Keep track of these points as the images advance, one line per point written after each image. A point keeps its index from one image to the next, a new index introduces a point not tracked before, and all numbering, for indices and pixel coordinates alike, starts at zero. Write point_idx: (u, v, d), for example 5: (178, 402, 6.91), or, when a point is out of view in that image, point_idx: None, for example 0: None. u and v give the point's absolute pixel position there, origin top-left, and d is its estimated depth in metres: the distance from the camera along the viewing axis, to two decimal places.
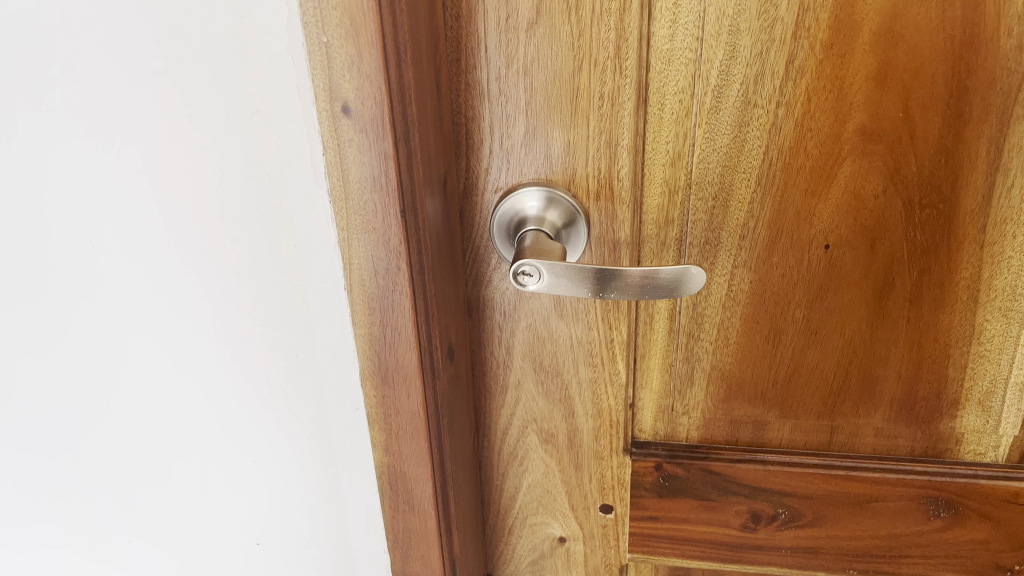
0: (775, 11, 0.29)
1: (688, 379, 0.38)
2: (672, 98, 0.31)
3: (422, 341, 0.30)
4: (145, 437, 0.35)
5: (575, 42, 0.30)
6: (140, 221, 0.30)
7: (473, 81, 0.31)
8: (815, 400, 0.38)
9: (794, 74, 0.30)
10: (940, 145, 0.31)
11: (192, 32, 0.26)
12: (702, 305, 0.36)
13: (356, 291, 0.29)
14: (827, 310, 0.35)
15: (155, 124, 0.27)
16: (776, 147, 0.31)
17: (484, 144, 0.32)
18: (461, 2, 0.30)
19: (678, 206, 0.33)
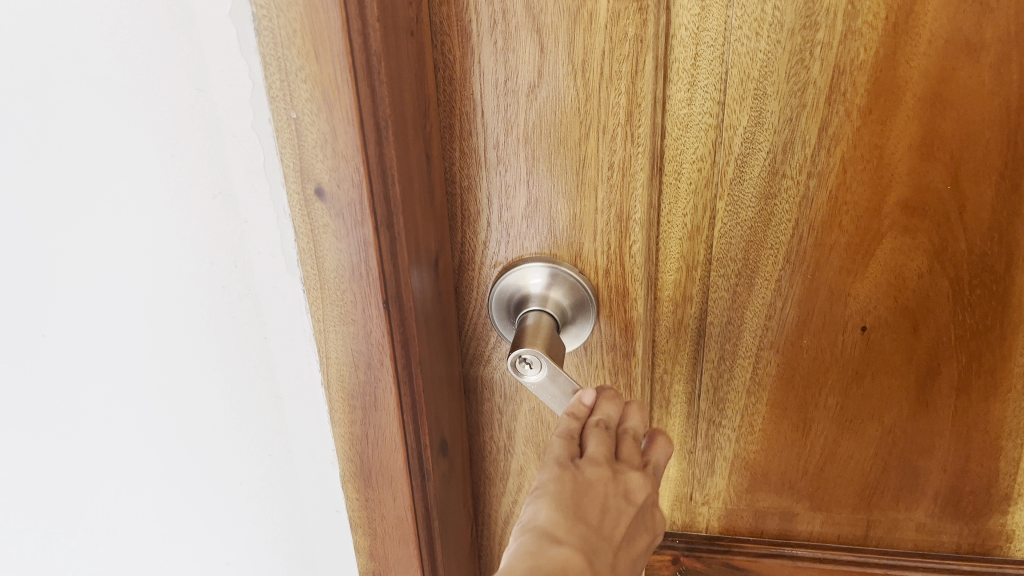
0: (806, 73, 0.25)
1: (708, 467, 0.34)
2: (689, 167, 0.28)
3: (410, 442, 0.27)
4: (102, 538, 0.32)
5: (581, 107, 0.26)
6: (88, 310, 0.27)
7: (469, 149, 0.28)
8: (849, 492, 0.34)
9: (827, 143, 0.27)
10: (994, 222, 0.27)
11: (143, 108, 0.23)
12: (724, 388, 0.32)
13: (334, 386, 0.26)
14: (864, 397, 0.32)
15: (107, 205, 0.25)
16: (807, 222, 0.28)
17: (481, 215, 0.29)
18: (454, 63, 0.26)
19: (696, 283, 0.30)
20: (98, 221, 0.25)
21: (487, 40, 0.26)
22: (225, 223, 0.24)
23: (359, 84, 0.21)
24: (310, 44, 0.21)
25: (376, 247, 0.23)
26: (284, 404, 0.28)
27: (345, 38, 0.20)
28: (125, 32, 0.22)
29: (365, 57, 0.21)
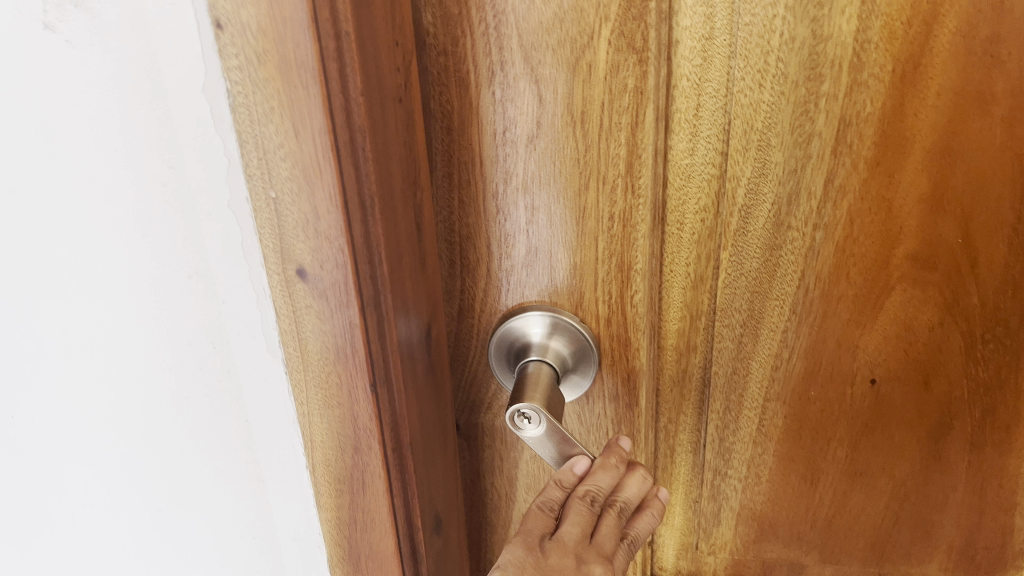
0: (811, 125, 0.25)
1: (714, 517, 0.34)
2: (692, 218, 0.27)
3: (399, 512, 0.27)
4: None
5: (580, 159, 0.26)
6: (69, 381, 0.28)
7: (467, 198, 0.27)
8: (859, 544, 0.33)
9: (834, 194, 0.26)
10: (1007, 276, 0.27)
11: (115, 197, 0.24)
12: (729, 439, 0.31)
13: (321, 459, 0.26)
14: (874, 449, 0.31)
15: (81, 287, 0.26)
16: (813, 274, 0.27)
17: (481, 262, 0.28)
18: (451, 113, 0.26)
19: (700, 332, 0.29)
20: (75, 303, 0.26)
21: (485, 90, 0.25)
22: (203, 297, 0.25)
23: (343, 161, 0.21)
24: (288, 123, 0.20)
25: (362, 326, 0.23)
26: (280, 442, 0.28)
27: (326, 119, 0.20)
28: (103, 84, 0.22)
29: (348, 133, 0.20)
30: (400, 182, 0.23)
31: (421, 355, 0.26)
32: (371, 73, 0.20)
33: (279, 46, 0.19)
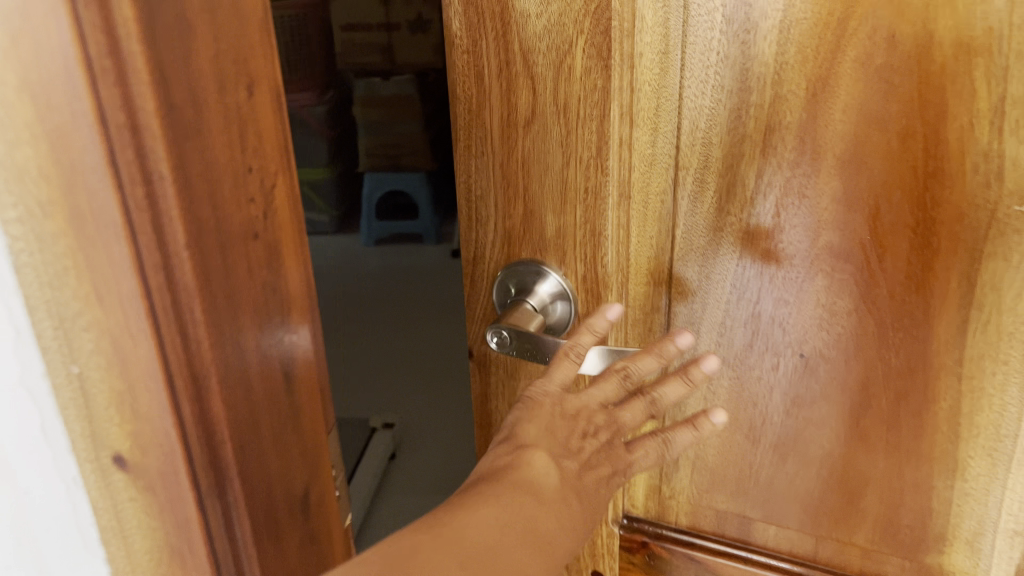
0: (743, 127, 0.32)
1: (674, 463, 0.39)
2: (655, 198, 0.34)
3: None
4: None
5: (564, 141, 0.32)
6: None
7: (480, 165, 0.34)
8: (796, 508, 0.38)
9: (765, 188, 0.32)
10: (910, 271, 0.32)
11: None
12: (685, 392, 0.37)
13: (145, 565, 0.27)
14: (806, 419, 0.36)
15: None
16: (749, 254, 0.34)
17: (488, 219, 0.35)
18: (471, 96, 0.33)
19: (663, 297, 0.35)
20: None
21: (496, 80, 0.32)
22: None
23: (148, 262, 0.22)
24: (90, 238, 0.21)
25: (177, 427, 0.24)
26: (95, 549, 0.27)
27: (121, 212, 0.21)
28: None
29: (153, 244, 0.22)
30: (251, 295, 0.25)
31: (289, 442, 0.27)
32: (202, 187, 0.22)
33: (73, 164, 0.20)
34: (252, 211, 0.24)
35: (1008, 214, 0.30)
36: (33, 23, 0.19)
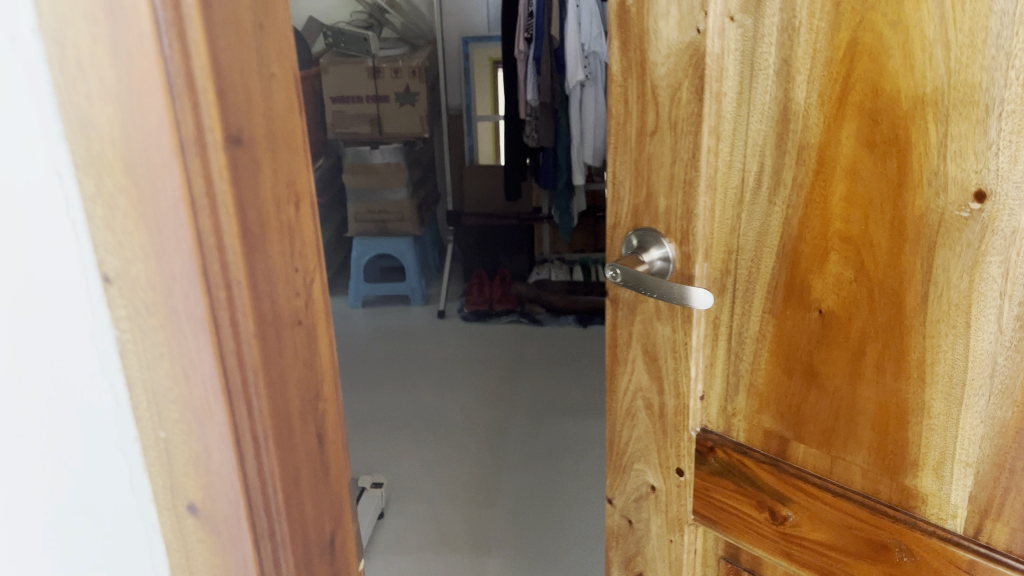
0: (785, 151, 0.60)
1: (736, 373, 0.69)
2: (730, 190, 0.64)
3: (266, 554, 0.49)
4: None
5: (679, 152, 0.66)
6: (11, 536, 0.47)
7: (630, 169, 0.70)
8: (821, 425, 0.64)
9: (795, 191, 0.61)
10: (893, 259, 0.57)
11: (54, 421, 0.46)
12: (745, 320, 0.67)
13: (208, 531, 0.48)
14: (824, 351, 0.63)
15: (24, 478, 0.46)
16: (789, 237, 0.62)
17: (629, 205, 0.71)
18: (631, 128, 0.68)
19: (732, 259, 0.66)
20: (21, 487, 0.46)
21: (640, 127, 0.68)
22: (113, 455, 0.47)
23: (225, 356, 0.44)
24: (184, 353, 0.44)
25: (238, 443, 0.46)
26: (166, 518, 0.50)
27: (211, 323, 0.43)
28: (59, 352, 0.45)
29: (227, 344, 0.44)
30: (293, 358, 0.48)
31: (305, 443, 0.50)
32: (266, 308, 0.45)
33: (176, 314, 0.43)
34: (296, 305, 0.48)
35: (955, 214, 0.53)
36: (168, 247, 0.42)
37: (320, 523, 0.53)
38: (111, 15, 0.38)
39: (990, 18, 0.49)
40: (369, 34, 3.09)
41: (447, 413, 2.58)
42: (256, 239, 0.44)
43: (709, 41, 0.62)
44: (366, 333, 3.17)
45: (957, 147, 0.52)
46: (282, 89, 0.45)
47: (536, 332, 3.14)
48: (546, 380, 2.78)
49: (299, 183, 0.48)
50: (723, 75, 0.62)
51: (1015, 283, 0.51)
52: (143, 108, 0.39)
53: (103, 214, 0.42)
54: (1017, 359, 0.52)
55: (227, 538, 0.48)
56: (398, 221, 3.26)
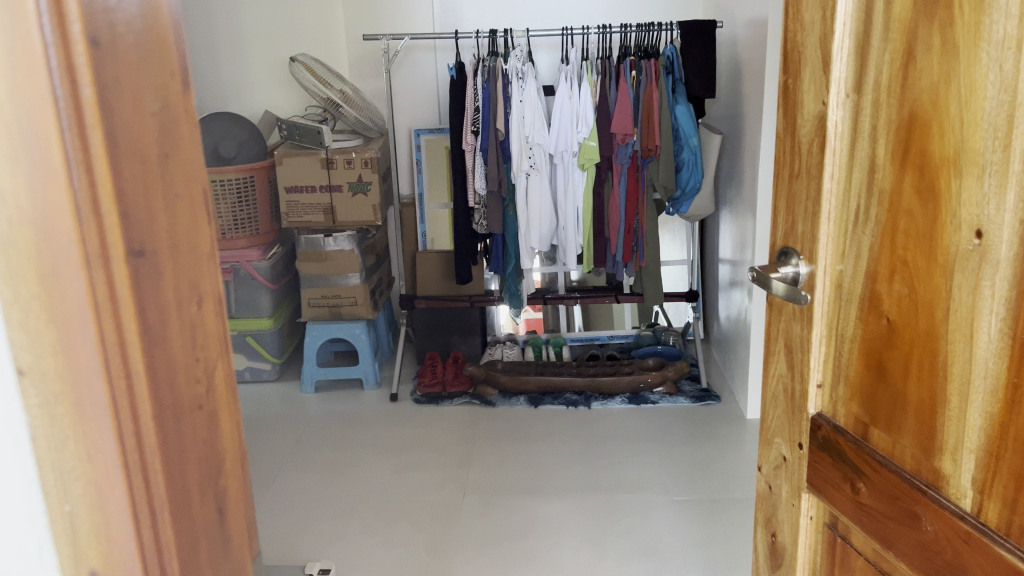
0: (869, 198, 0.87)
1: (840, 366, 0.96)
2: (835, 223, 0.92)
3: (144, 546, 0.70)
4: None
5: (806, 193, 0.95)
6: None
7: (784, 197, 1.00)
8: (888, 412, 0.89)
9: (873, 231, 0.87)
10: (926, 286, 0.81)
11: None
12: (845, 324, 0.93)
13: (97, 539, 0.69)
14: (890, 353, 0.87)
15: None
16: (869, 266, 0.88)
17: (779, 227, 1.02)
18: (785, 169, 0.99)
19: (836, 277, 0.93)
20: None
21: (788, 170, 0.99)
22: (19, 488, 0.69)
23: (119, 401, 0.66)
24: (77, 407, 0.66)
25: (123, 464, 0.67)
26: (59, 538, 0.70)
27: (105, 378, 0.65)
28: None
29: (119, 393, 0.66)
30: (179, 401, 0.73)
31: (185, 460, 0.74)
32: (158, 365, 0.69)
33: (73, 378, 0.65)
34: (190, 367, 0.75)
35: (963, 248, 0.77)
36: (71, 334, 0.64)
37: (204, 529, 0.77)
38: (29, 158, 0.60)
39: (986, 102, 0.72)
40: (323, 127, 3.11)
41: (400, 499, 2.60)
42: (151, 329, 0.68)
43: (830, 111, 0.90)
44: (324, 414, 3.20)
45: (969, 196, 0.75)
46: (174, 212, 0.71)
47: (487, 412, 3.17)
48: (501, 459, 2.82)
49: (193, 283, 0.75)
50: (838, 137, 0.90)
51: (1000, 307, 0.73)
52: (57, 230, 0.62)
53: (18, 315, 0.64)
54: (1002, 363, 0.74)
55: (125, 558, 0.69)
56: (352, 305, 3.32)
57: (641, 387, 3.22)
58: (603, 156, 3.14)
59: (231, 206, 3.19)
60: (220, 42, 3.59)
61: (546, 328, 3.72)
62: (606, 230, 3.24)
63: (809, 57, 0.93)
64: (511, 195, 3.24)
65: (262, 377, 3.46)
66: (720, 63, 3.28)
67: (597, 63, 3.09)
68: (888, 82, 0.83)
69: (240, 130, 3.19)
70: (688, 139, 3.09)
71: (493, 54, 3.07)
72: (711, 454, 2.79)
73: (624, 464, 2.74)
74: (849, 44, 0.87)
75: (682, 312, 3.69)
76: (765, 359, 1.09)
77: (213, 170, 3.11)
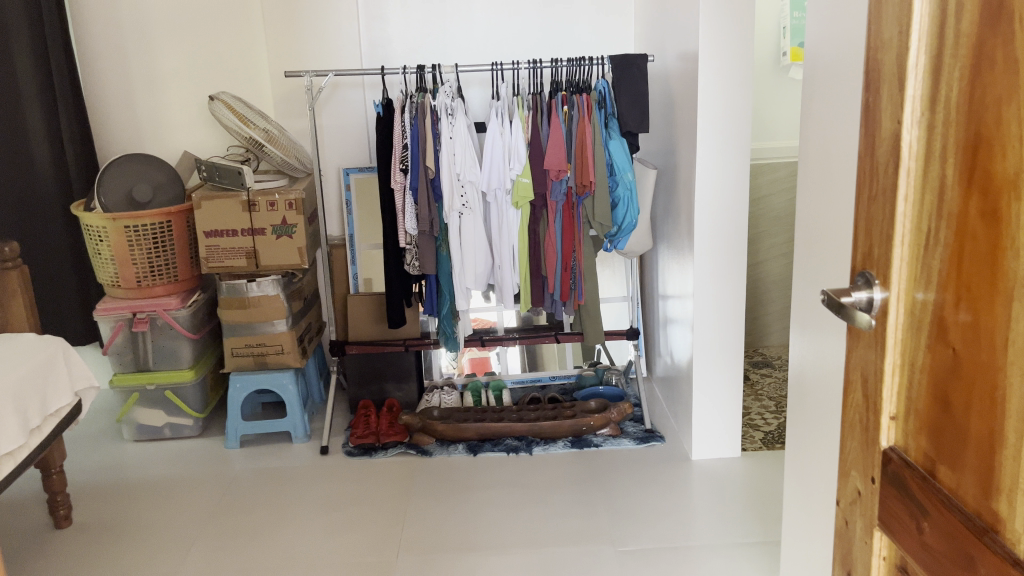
0: (937, 231, 1.03)
1: (910, 386, 1.11)
2: (906, 245, 1.09)
3: None
4: None
5: (882, 218, 1.13)
6: None
7: (865, 217, 1.17)
8: (950, 452, 1.03)
9: (939, 265, 1.03)
10: (984, 329, 0.95)
11: None
12: (917, 340, 1.09)
13: None
14: (954, 386, 1.01)
15: None
16: (936, 296, 1.04)
17: (860, 252, 1.19)
18: (865, 189, 1.17)
19: (908, 295, 1.10)
20: None
21: (865, 196, 1.17)
22: None
23: None
24: None
25: None
26: None
27: None
28: None
29: None
30: None
31: None
32: None
33: None
34: None
35: (1014, 267, 0.91)
36: None
37: None
38: None
39: None
40: (243, 167, 2.95)
41: (329, 562, 2.42)
42: None
43: (906, 130, 1.06)
44: (249, 470, 3.00)
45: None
46: None
47: (424, 463, 3.02)
48: (442, 513, 2.67)
49: None
50: (912, 157, 1.06)
51: None
52: None
53: None
54: None
55: None
56: (277, 354, 3.15)
57: (584, 431, 3.12)
58: (538, 194, 3.05)
59: (145, 252, 2.99)
60: (137, 79, 3.42)
61: (487, 370, 3.61)
62: (543, 267, 3.16)
63: (887, 78, 1.10)
64: (444, 234, 3.12)
65: (184, 433, 3.24)
66: (652, 99, 3.28)
67: (528, 99, 3.02)
68: (951, 114, 0.99)
69: (156, 171, 3.07)
70: (622, 174, 3.01)
71: (422, 90, 2.97)
72: (658, 498, 2.70)
73: (572, 512, 2.64)
74: (923, 62, 1.04)
75: (625, 350, 3.60)
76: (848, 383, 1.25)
77: (128, 215, 2.91)
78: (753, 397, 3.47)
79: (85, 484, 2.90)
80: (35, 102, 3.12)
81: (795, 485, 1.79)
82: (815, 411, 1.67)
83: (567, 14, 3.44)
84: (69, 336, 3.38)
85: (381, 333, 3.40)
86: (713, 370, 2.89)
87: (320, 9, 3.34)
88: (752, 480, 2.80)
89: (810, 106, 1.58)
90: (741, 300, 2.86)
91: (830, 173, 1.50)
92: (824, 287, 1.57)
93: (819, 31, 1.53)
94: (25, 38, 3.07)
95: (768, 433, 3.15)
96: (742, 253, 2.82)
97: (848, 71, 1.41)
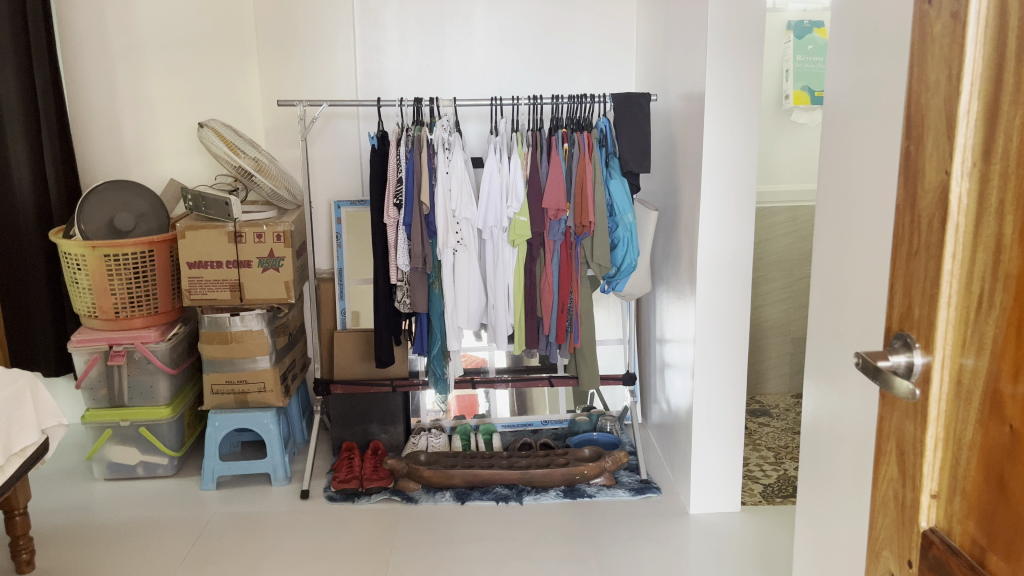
0: (994, 296, 0.92)
1: (957, 466, 1.00)
2: (949, 312, 0.98)
3: None
4: None
5: (920, 279, 1.02)
6: None
7: (902, 274, 1.07)
8: (1004, 542, 0.92)
9: (996, 334, 0.92)
10: None
11: None
12: (964, 415, 0.98)
13: None
14: (1012, 468, 0.91)
15: None
16: (991, 368, 0.93)
17: (893, 318, 1.09)
18: (903, 242, 1.06)
19: (952, 365, 0.99)
20: None
21: (901, 252, 1.07)
22: None
23: None
24: None
25: None
26: None
27: None
28: None
29: None
30: None
31: None
32: None
33: None
34: None
35: None
36: None
37: None
38: None
39: None
40: (231, 198, 2.84)
41: None
42: None
43: (954, 182, 0.95)
44: (225, 514, 2.86)
45: None
46: None
47: (408, 510, 2.88)
48: (425, 566, 2.52)
49: None
50: (961, 211, 0.96)
51: None
52: None
53: None
54: None
55: None
56: (259, 392, 3.00)
57: (577, 480, 2.99)
58: (534, 233, 2.95)
59: (125, 282, 2.87)
60: (121, 105, 3.32)
61: (476, 413, 3.47)
62: (539, 308, 3.05)
63: (932, 123, 0.99)
64: (437, 271, 3.01)
65: (157, 472, 3.10)
66: (655, 137, 3.19)
67: (528, 135, 2.93)
68: (1010, 166, 0.88)
69: (138, 199, 2.96)
70: (623, 215, 2.91)
71: (419, 124, 2.88)
72: (654, 555, 2.57)
73: (563, 568, 2.50)
74: (976, 108, 0.93)
75: (619, 396, 3.49)
76: (878, 451, 1.14)
77: (108, 242, 2.80)
78: (751, 448, 3.35)
79: (50, 526, 2.75)
80: (15, 126, 3.02)
81: (808, 555, 1.67)
82: (833, 477, 1.55)
83: (566, 51, 3.37)
84: (41, 368, 3.24)
85: (367, 372, 3.28)
86: (713, 419, 2.78)
87: (317, 39, 3.26)
88: (754, 537, 2.67)
89: (832, 153, 1.49)
90: (744, 349, 2.76)
91: (857, 221, 1.40)
92: (846, 343, 1.46)
93: (845, 74, 1.44)
94: (8, 60, 2.97)
95: (767, 487, 3.03)
96: (744, 300, 2.72)
97: (880, 115, 1.32)
